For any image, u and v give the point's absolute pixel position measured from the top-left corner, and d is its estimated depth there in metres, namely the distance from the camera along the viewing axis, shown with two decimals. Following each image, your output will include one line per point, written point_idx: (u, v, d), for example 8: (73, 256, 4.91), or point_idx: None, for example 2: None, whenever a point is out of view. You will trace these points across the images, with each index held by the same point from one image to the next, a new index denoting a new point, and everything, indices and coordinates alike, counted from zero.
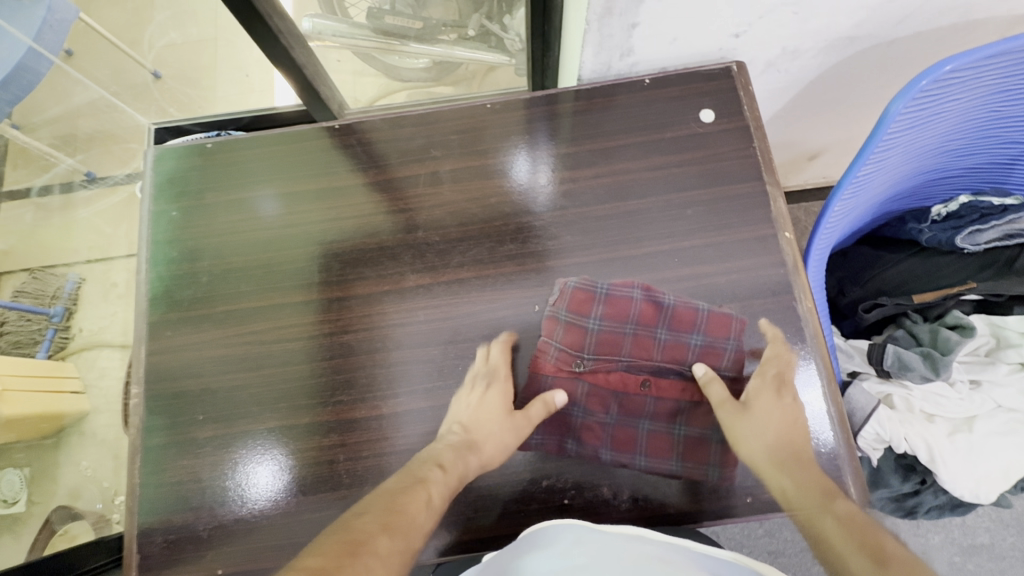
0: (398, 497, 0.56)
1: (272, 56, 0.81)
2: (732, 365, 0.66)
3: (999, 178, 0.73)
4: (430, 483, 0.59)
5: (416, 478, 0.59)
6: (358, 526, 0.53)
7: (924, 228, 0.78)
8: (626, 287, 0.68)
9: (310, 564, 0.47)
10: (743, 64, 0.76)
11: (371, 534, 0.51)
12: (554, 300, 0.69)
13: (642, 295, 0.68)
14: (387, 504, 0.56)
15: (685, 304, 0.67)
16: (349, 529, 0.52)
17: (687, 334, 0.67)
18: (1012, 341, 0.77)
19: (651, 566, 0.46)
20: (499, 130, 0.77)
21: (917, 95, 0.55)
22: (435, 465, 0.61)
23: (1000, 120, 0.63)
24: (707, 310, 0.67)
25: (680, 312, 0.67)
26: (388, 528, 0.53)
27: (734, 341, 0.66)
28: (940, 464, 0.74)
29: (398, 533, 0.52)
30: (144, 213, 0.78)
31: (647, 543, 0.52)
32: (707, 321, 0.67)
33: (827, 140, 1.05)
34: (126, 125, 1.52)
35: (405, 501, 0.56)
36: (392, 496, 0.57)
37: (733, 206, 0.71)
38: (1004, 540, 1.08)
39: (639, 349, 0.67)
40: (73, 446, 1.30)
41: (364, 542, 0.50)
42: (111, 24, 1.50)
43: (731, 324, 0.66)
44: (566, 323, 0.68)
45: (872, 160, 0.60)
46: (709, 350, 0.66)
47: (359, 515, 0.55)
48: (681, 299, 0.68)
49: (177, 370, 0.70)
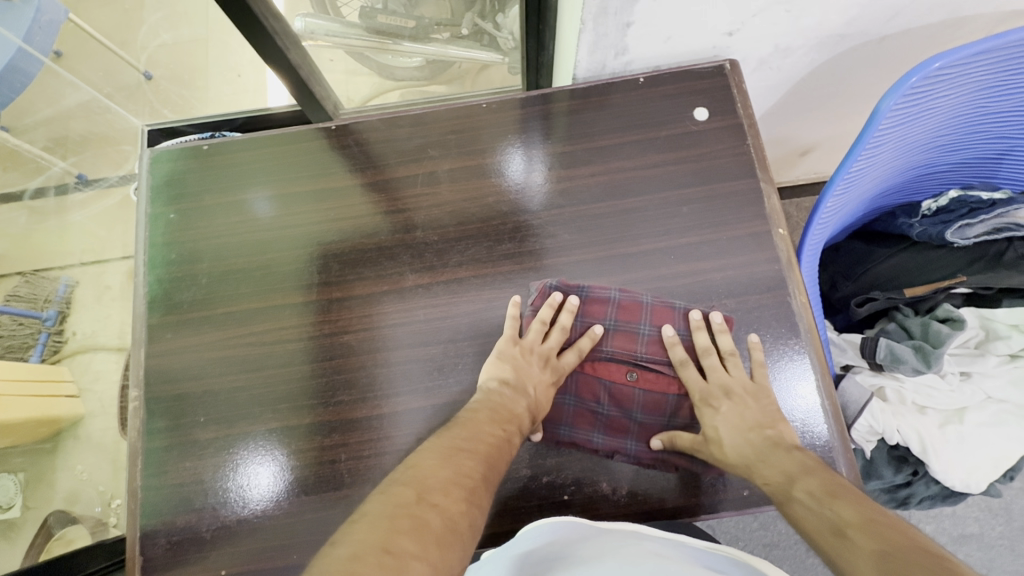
0: (494, 449, 0.55)
1: (267, 57, 0.81)
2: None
3: (988, 172, 0.74)
4: (513, 446, 0.57)
5: (506, 431, 0.57)
6: (465, 467, 0.51)
7: (915, 222, 0.79)
8: (604, 288, 0.68)
9: (437, 503, 0.45)
10: (736, 62, 0.77)
11: (476, 483, 0.50)
12: (533, 301, 0.68)
13: (618, 296, 0.67)
14: (488, 454, 0.53)
15: (662, 303, 0.67)
16: (458, 466, 0.50)
17: (670, 333, 0.66)
18: (1001, 333, 0.78)
19: (650, 558, 0.47)
20: (495, 130, 0.78)
21: (907, 91, 0.56)
22: (519, 429, 0.59)
23: (989, 115, 0.64)
24: (684, 308, 0.67)
25: (658, 310, 0.66)
26: (488, 482, 0.51)
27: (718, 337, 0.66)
28: (932, 455, 0.76)
29: (492, 489, 0.51)
30: (141, 216, 0.78)
31: (645, 537, 0.53)
32: (686, 320, 0.66)
33: (819, 137, 1.06)
34: (118, 126, 1.51)
35: (498, 457, 0.54)
36: (492, 447, 0.54)
37: (728, 203, 0.72)
38: (993, 528, 1.10)
39: (621, 343, 0.66)
40: (69, 450, 1.30)
41: (472, 488, 0.49)
42: (103, 26, 1.50)
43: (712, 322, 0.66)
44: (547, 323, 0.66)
45: (864, 157, 0.61)
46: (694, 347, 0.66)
47: (465, 451, 0.52)
48: (657, 298, 0.68)
49: (177, 373, 0.70)
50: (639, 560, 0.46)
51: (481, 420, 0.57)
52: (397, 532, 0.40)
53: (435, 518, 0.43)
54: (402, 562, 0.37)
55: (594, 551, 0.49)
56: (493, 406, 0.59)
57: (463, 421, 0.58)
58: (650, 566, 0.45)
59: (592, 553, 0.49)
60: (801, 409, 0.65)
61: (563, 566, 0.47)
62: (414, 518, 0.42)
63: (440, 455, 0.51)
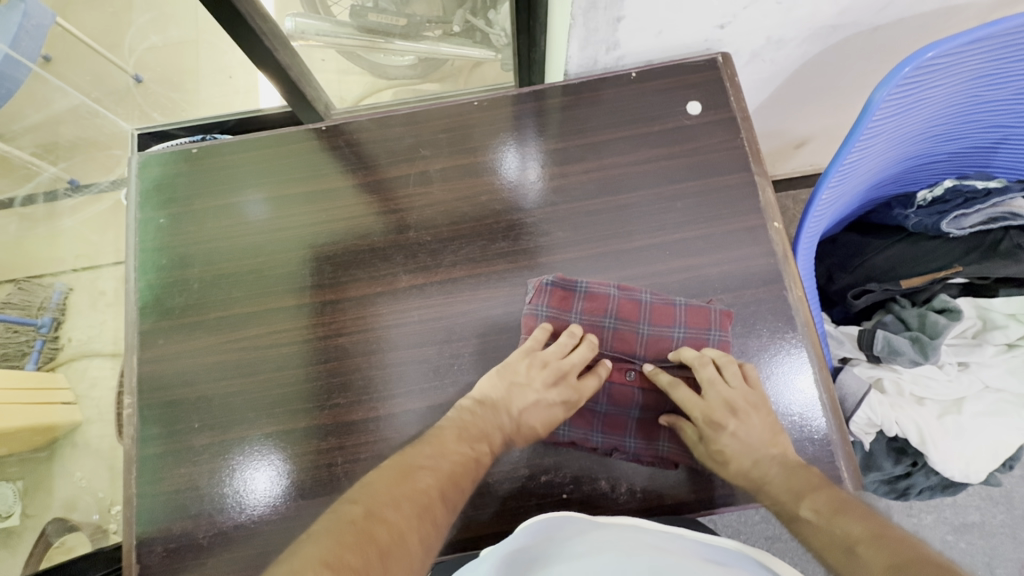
0: (458, 464, 0.57)
1: (256, 58, 0.80)
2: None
3: (981, 162, 0.74)
4: (482, 463, 0.59)
5: (476, 449, 0.59)
6: (424, 483, 0.53)
7: (910, 214, 0.79)
8: (604, 284, 0.67)
9: (386, 518, 0.49)
10: (728, 55, 0.76)
11: (431, 499, 0.53)
12: (530, 300, 0.68)
13: (618, 293, 0.66)
14: (449, 469, 0.56)
15: (661, 300, 0.66)
16: (415, 482, 0.53)
17: (669, 329, 0.65)
18: (998, 323, 0.77)
19: (647, 555, 0.46)
20: (488, 128, 0.77)
21: (900, 82, 0.55)
22: (491, 447, 0.60)
23: (983, 104, 0.63)
24: (684, 304, 0.66)
25: (659, 307, 0.65)
26: (447, 498, 0.54)
27: (716, 332, 0.64)
28: (931, 446, 0.76)
29: (451, 506, 0.54)
30: (131, 221, 0.77)
31: (645, 532, 0.53)
32: (685, 315, 0.65)
33: (814, 128, 1.05)
34: (108, 130, 1.50)
35: (462, 472, 0.56)
36: (453, 463, 0.56)
37: (723, 197, 0.71)
38: (994, 517, 1.10)
39: (621, 343, 0.65)
40: (67, 457, 1.29)
41: (427, 506, 0.52)
42: (91, 30, 1.49)
43: (709, 316, 0.65)
44: (546, 318, 0.66)
45: (858, 148, 0.61)
46: (693, 343, 0.64)
47: (426, 467, 0.55)
48: (658, 295, 0.66)
49: (171, 379, 0.70)
50: (634, 558, 0.45)
51: (450, 435, 0.59)
52: (340, 548, 0.45)
53: (381, 535, 0.47)
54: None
55: (591, 547, 0.49)
56: (463, 427, 0.60)
57: (432, 436, 0.59)
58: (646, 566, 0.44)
59: (589, 550, 0.48)
60: (798, 404, 0.64)
61: (557, 563, 0.47)
62: (357, 536, 0.46)
63: (400, 471, 0.54)
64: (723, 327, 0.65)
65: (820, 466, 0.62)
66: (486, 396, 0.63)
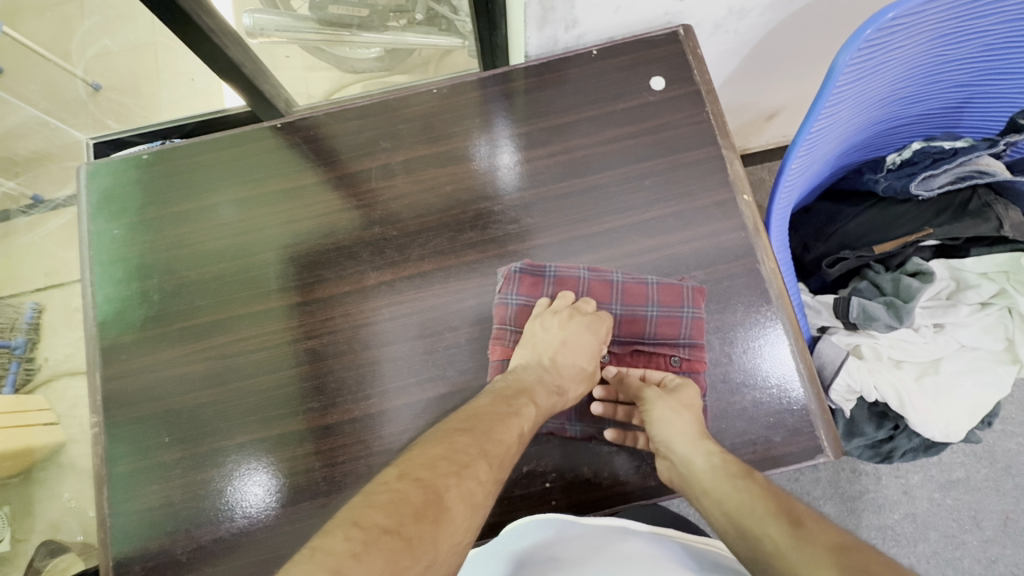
0: (495, 424, 0.54)
1: (205, 57, 0.77)
2: (687, 332, 0.64)
3: (950, 122, 0.74)
4: (523, 418, 0.56)
5: (512, 407, 0.56)
6: (460, 444, 0.51)
7: (881, 177, 0.78)
8: (573, 267, 0.67)
9: (420, 477, 0.46)
10: (689, 27, 0.75)
11: (472, 457, 0.50)
12: (501, 287, 0.67)
13: (588, 275, 0.67)
14: (486, 429, 0.53)
15: (633, 279, 0.66)
16: (450, 444, 0.51)
17: (642, 308, 0.65)
18: (971, 282, 0.78)
19: (634, 560, 0.47)
20: (450, 115, 0.75)
21: (862, 45, 0.54)
22: (530, 401, 0.58)
23: (946, 64, 0.62)
24: (656, 283, 0.65)
25: (631, 288, 0.66)
26: (489, 457, 0.51)
27: (689, 308, 0.64)
28: (910, 408, 0.77)
29: (496, 464, 0.51)
30: (85, 234, 0.74)
31: (633, 536, 0.54)
32: (657, 294, 0.65)
33: (783, 98, 1.04)
34: (64, 142, 1.45)
35: (502, 430, 0.53)
36: (490, 422, 0.54)
37: (691, 173, 0.70)
38: (978, 471, 1.12)
39: None
40: (51, 479, 1.26)
41: (467, 465, 0.49)
42: (39, 39, 1.43)
43: (682, 294, 0.64)
44: (517, 305, 0.66)
45: (824, 115, 0.60)
46: (667, 320, 0.64)
47: (460, 430, 0.52)
48: (629, 275, 0.66)
49: (138, 395, 0.68)
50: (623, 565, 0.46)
51: (483, 403, 0.57)
52: (372, 509, 0.43)
53: (415, 493, 0.45)
54: (371, 536, 0.40)
55: (579, 554, 0.50)
56: (498, 390, 0.59)
57: (468, 406, 0.57)
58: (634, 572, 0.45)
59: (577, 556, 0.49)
60: (777, 374, 0.64)
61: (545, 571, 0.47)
62: (393, 496, 0.44)
63: (434, 438, 0.52)
64: (696, 303, 0.64)
65: (800, 437, 0.63)
66: (513, 364, 0.62)
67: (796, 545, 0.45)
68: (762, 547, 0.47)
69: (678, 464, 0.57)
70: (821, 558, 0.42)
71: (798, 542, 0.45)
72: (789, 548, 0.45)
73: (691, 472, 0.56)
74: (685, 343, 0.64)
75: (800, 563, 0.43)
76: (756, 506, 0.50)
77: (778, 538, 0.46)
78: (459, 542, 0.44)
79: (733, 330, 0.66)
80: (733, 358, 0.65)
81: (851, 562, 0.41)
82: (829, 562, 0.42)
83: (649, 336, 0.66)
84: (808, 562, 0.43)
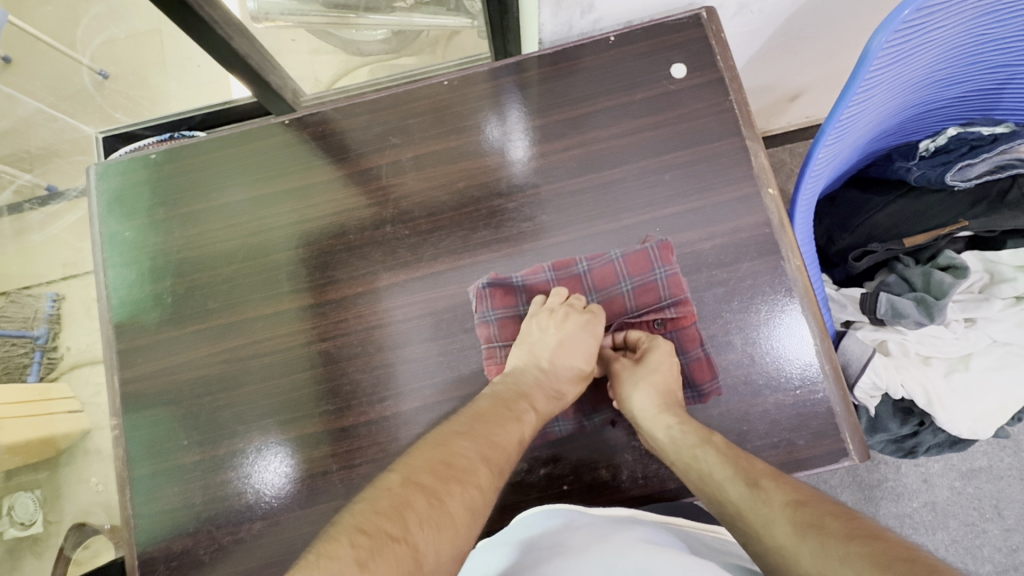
0: (496, 429, 0.55)
1: (209, 48, 0.74)
2: (668, 292, 0.64)
3: (988, 105, 0.69)
4: (524, 424, 0.57)
5: (514, 412, 0.58)
6: (462, 450, 0.52)
7: (912, 165, 0.75)
8: (537, 273, 0.67)
9: (424, 484, 0.48)
10: (712, 9, 0.71)
11: (473, 464, 0.51)
12: (476, 308, 0.66)
13: (554, 274, 0.67)
14: (487, 435, 0.54)
15: (597, 263, 0.66)
16: (451, 450, 0.52)
17: (616, 286, 0.66)
18: (1006, 276, 0.74)
19: (637, 546, 0.46)
20: (462, 108, 0.73)
21: (899, 27, 0.50)
22: (530, 406, 0.59)
23: (988, 43, 0.58)
24: (620, 256, 0.65)
25: (599, 272, 0.66)
26: (489, 463, 0.52)
27: (661, 269, 0.64)
28: (937, 406, 0.75)
29: (495, 470, 0.52)
30: (97, 236, 0.74)
31: (641, 525, 0.53)
32: (625, 267, 0.65)
33: (809, 79, 1.00)
34: (74, 135, 1.44)
35: (503, 435, 0.55)
36: (491, 426, 0.55)
37: (712, 165, 0.68)
38: (1001, 460, 1.09)
39: None
40: (78, 465, 1.29)
41: (468, 473, 0.50)
42: (46, 27, 1.42)
43: (649, 257, 0.64)
44: (497, 321, 0.66)
45: (855, 102, 0.56)
46: (643, 289, 0.65)
47: (461, 435, 0.54)
48: (592, 258, 0.67)
49: (156, 398, 0.69)
50: (624, 550, 0.45)
51: (484, 406, 0.58)
52: (375, 515, 0.44)
53: (418, 500, 0.46)
54: (376, 543, 0.41)
55: (584, 540, 0.49)
56: (498, 394, 0.60)
57: (468, 410, 0.58)
58: (638, 558, 0.43)
59: (582, 542, 0.48)
60: (798, 375, 0.62)
61: (545, 558, 0.47)
62: (396, 502, 0.45)
63: (436, 442, 0.53)
64: (665, 262, 0.64)
65: (825, 440, 0.61)
66: (512, 367, 0.63)
67: (754, 505, 0.47)
68: (725, 509, 0.50)
69: (647, 437, 0.60)
70: (777, 517, 0.44)
71: (755, 503, 0.47)
72: (748, 508, 0.47)
73: (658, 445, 0.58)
74: (668, 304, 0.64)
75: (758, 521, 0.46)
76: (715, 472, 0.52)
77: (737, 501, 0.49)
78: (462, 546, 0.46)
79: (756, 330, 0.64)
80: (756, 358, 0.63)
81: (804, 516, 0.43)
82: (786, 521, 0.44)
83: (632, 309, 0.67)
84: (766, 522, 0.45)
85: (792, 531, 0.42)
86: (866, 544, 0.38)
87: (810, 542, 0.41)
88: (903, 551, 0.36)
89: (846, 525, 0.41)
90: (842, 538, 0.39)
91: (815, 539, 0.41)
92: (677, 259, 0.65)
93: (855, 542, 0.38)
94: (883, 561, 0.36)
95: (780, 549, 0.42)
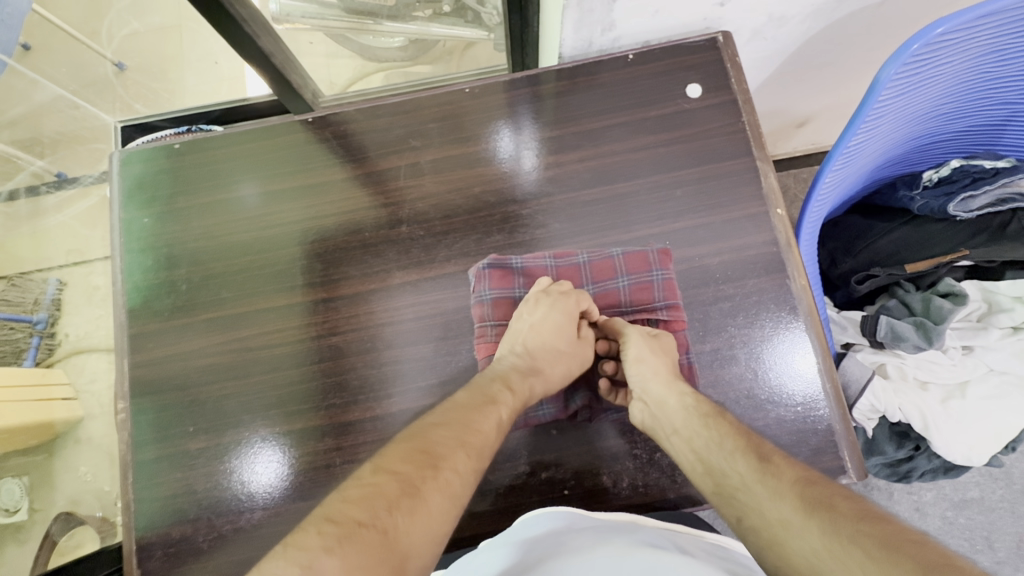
0: (473, 415, 0.55)
1: (235, 45, 0.76)
2: (661, 294, 0.66)
3: (990, 140, 0.71)
4: (501, 406, 0.58)
5: (490, 396, 0.58)
6: (439, 437, 0.52)
7: (916, 195, 0.77)
8: (538, 257, 0.68)
9: (398, 470, 0.48)
10: (729, 34, 0.73)
11: (450, 450, 0.51)
12: (474, 288, 0.68)
13: (554, 262, 0.68)
14: (463, 420, 0.54)
15: (599, 257, 0.68)
16: (426, 436, 0.52)
17: (613, 281, 0.68)
18: (1004, 306, 0.76)
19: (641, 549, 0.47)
20: (480, 116, 0.74)
21: (909, 60, 0.52)
22: (507, 388, 0.60)
23: (991, 81, 0.60)
24: (621, 254, 0.68)
25: (598, 265, 0.68)
26: (466, 447, 0.52)
27: (658, 270, 0.66)
28: (932, 430, 0.76)
29: (473, 453, 0.53)
30: (117, 221, 0.75)
31: (642, 531, 0.53)
32: (625, 264, 0.67)
33: (817, 106, 1.02)
34: (91, 123, 1.45)
35: (479, 421, 0.55)
36: (467, 413, 0.55)
37: (723, 183, 0.69)
38: (994, 492, 1.10)
39: None
40: (70, 454, 1.26)
41: (443, 458, 0.50)
42: (68, 16, 1.44)
43: (648, 259, 0.66)
44: (491, 300, 0.67)
45: (864, 129, 0.58)
46: (639, 287, 0.67)
47: (437, 424, 0.54)
48: (594, 252, 0.69)
49: (164, 383, 0.69)
50: (624, 551, 0.45)
51: (461, 395, 0.58)
52: (347, 504, 0.44)
53: (391, 487, 0.46)
54: (346, 531, 0.41)
55: (583, 542, 0.49)
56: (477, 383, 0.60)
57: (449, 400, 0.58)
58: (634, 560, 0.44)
59: (584, 545, 0.48)
60: (801, 392, 0.64)
61: (548, 557, 0.47)
62: (366, 490, 0.46)
63: (412, 431, 0.53)
64: (663, 266, 0.66)
65: (825, 457, 0.62)
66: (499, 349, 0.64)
67: (761, 479, 0.48)
68: (727, 481, 0.51)
69: (652, 406, 0.60)
70: (787, 492, 0.45)
71: (763, 476, 0.48)
72: (755, 482, 0.48)
73: (666, 410, 0.59)
74: (661, 306, 0.66)
75: (765, 494, 0.46)
76: (724, 443, 0.53)
77: (744, 474, 0.49)
78: (439, 530, 0.46)
79: (760, 345, 0.65)
80: (759, 374, 0.64)
81: (814, 494, 0.44)
82: (793, 496, 0.44)
83: (626, 305, 0.69)
84: (772, 496, 0.46)
85: (801, 508, 0.43)
86: (874, 525, 0.38)
87: (818, 517, 0.41)
88: (914, 534, 0.37)
89: (854, 507, 0.41)
90: (851, 518, 0.39)
91: (824, 515, 0.41)
92: (676, 266, 0.67)
93: (864, 521, 0.39)
94: (891, 541, 0.36)
95: (784, 522, 0.43)
